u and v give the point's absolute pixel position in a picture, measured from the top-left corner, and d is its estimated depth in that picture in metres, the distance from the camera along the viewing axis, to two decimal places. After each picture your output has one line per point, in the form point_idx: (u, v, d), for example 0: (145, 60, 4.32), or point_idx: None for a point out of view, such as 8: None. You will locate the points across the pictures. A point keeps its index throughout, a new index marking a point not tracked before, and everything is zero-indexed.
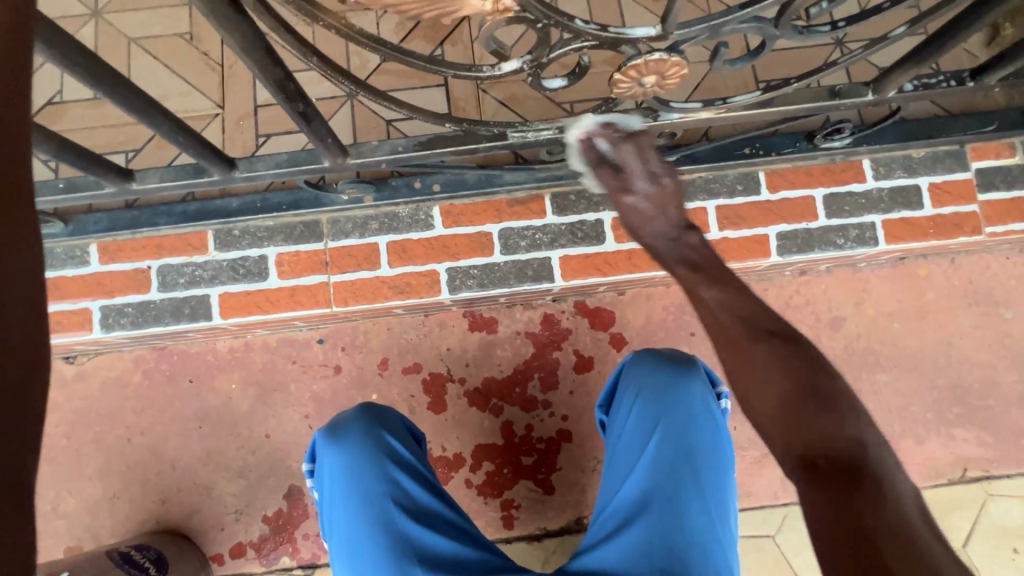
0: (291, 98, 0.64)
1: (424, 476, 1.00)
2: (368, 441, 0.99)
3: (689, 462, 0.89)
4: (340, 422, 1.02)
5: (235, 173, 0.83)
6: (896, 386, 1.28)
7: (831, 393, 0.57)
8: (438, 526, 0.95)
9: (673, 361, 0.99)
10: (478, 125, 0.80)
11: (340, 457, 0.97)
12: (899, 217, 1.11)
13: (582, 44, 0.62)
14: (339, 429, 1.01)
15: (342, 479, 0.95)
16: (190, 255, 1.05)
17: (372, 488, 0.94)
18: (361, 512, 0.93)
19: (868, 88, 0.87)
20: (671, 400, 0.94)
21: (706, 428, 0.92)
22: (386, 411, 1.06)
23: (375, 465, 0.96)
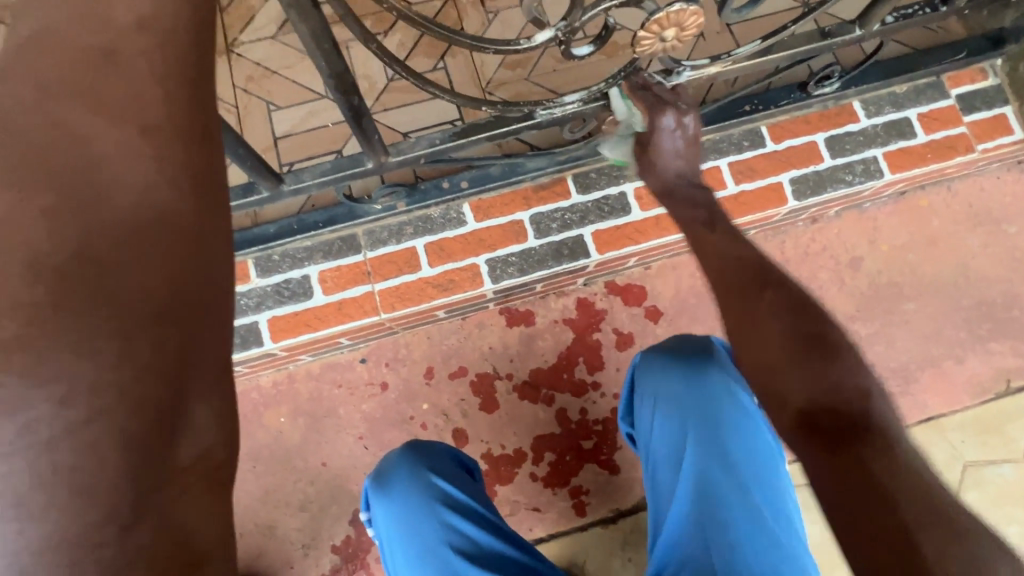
0: (347, 91, 0.67)
1: (482, 516, 0.97)
2: (415, 488, 0.96)
3: (731, 464, 0.89)
4: (384, 468, 1.00)
5: (283, 187, 0.86)
6: (925, 313, 1.32)
7: (835, 344, 0.67)
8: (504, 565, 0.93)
9: (687, 359, 0.98)
10: (509, 106, 0.85)
11: (391, 509, 0.95)
12: (897, 147, 1.17)
13: (611, 3, 0.67)
14: (384, 479, 0.98)
15: (398, 531, 0.94)
16: (234, 285, 1.06)
17: (429, 537, 0.93)
18: (426, 562, 0.92)
19: (855, 25, 0.94)
20: (696, 398, 0.94)
21: (738, 425, 0.92)
22: (431, 447, 1.03)
23: (427, 512, 0.94)
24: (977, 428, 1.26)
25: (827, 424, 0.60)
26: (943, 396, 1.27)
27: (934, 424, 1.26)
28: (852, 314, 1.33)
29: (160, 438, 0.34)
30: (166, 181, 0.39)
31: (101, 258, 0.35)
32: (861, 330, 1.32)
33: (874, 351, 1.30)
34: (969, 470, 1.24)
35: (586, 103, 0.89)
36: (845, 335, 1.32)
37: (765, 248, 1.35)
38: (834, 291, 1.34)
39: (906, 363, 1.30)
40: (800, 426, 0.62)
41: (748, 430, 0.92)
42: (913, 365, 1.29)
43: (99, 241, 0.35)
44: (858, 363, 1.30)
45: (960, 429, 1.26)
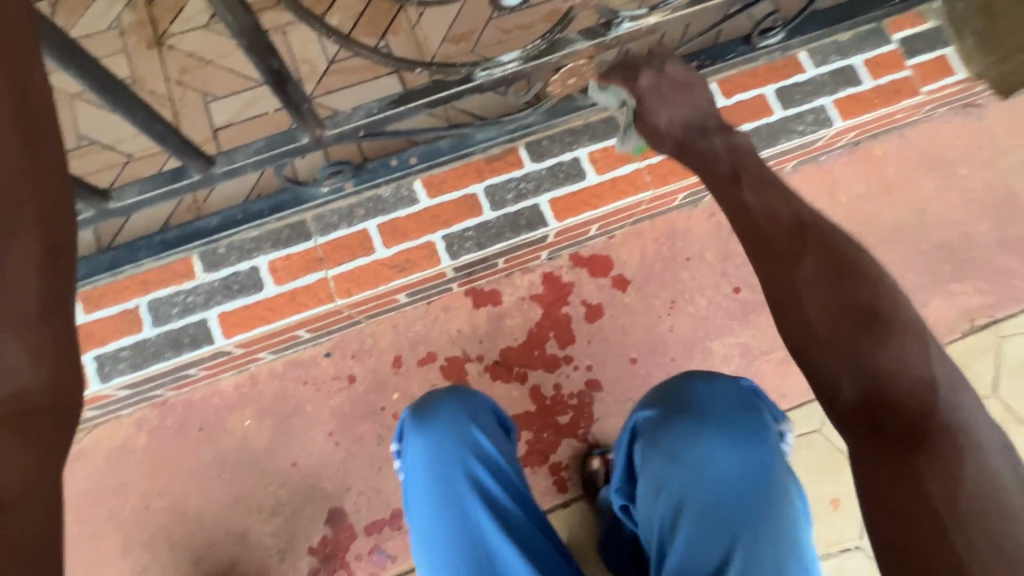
0: (263, 51, 0.63)
1: (510, 481, 0.91)
2: (453, 433, 0.91)
3: (751, 554, 0.75)
4: (429, 406, 0.95)
5: (215, 169, 0.81)
6: (888, 260, 1.33)
7: (888, 310, 0.55)
8: (516, 534, 0.86)
9: (722, 419, 0.85)
10: (446, 67, 0.82)
11: (426, 448, 0.90)
12: (845, 94, 1.18)
13: None
14: (427, 415, 0.94)
15: (424, 472, 0.88)
16: (178, 283, 1.01)
17: (458, 487, 0.87)
18: (440, 509, 0.86)
19: None
20: (722, 464, 0.82)
21: (768, 506, 0.79)
22: (476, 401, 0.98)
23: (464, 463, 0.88)
24: None
25: (892, 424, 0.50)
26: None
27: None
28: None
29: None
30: None
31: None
32: None
33: None
34: None
35: (527, 62, 0.87)
36: None
37: None
38: None
39: None
40: (859, 423, 0.52)
41: (783, 517, 0.78)
42: None
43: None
44: None
45: None
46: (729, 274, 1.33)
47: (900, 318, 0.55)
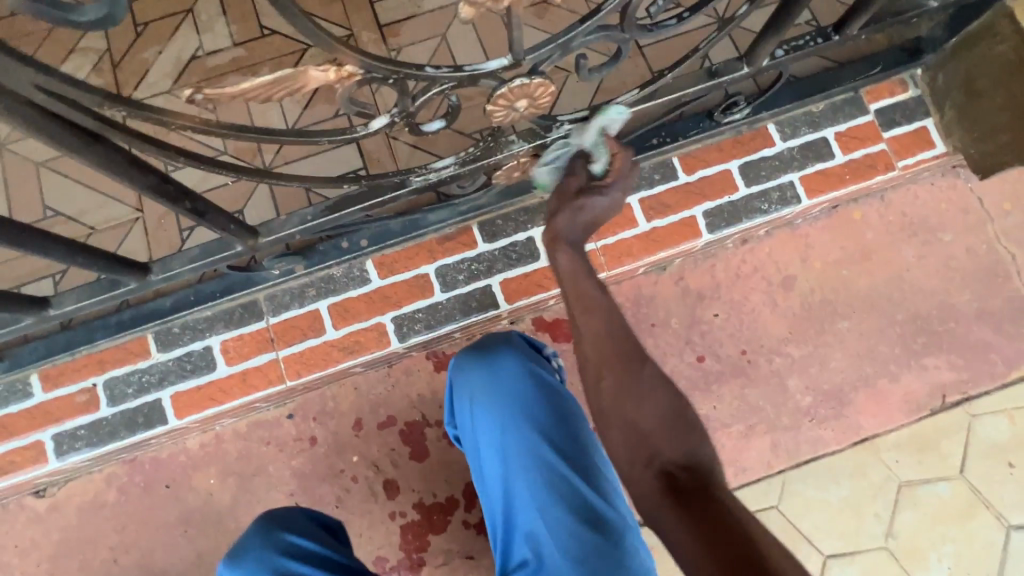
0: (174, 198, 0.64)
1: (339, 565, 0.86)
2: (264, 556, 0.85)
3: (552, 430, 0.86)
4: (238, 541, 0.89)
5: (151, 276, 0.83)
6: (860, 331, 1.30)
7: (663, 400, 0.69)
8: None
9: (487, 345, 0.95)
10: (377, 178, 0.81)
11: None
12: (814, 170, 1.13)
13: (443, 87, 0.63)
14: (237, 553, 0.87)
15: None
16: (134, 362, 1.04)
17: None
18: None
19: (742, 62, 0.90)
20: (500, 388, 0.90)
21: (552, 395, 0.90)
22: (290, 509, 0.92)
23: None
24: (912, 447, 1.25)
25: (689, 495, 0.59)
26: (878, 416, 1.26)
27: (869, 445, 1.25)
28: (786, 336, 1.31)
29: None
30: None
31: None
32: (794, 352, 1.29)
33: (808, 374, 1.28)
34: (904, 490, 1.23)
35: (464, 165, 0.86)
36: (778, 358, 1.30)
37: (693, 274, 1.32)
38: (765, 313, 1.32)
39: (840, 384, 1.28)
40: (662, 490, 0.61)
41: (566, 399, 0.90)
42: (847, 386, 1.27)
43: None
44: (791, 386, 1.28)
45: (895, 449, 1.25)
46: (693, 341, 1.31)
47: (689, 416, 0.68)
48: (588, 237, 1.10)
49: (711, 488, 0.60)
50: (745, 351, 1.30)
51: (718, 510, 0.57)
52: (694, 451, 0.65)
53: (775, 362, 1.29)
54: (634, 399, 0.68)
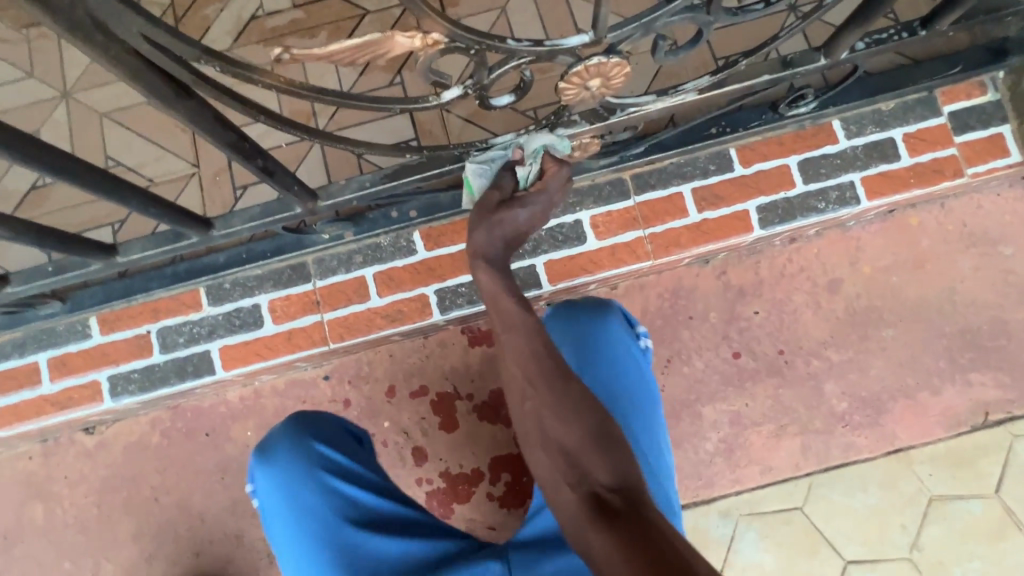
0: (247, 157, 0.65)
1: (366, 478, 0.94)
2: (297, 456, 0.92)
3: (623, 401, 0.90)
4: (268, 439, 0.96)
5: (213, 232, 0.85)
6: (905, 340, 1.27)
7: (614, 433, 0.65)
8: (387, 524, 0.89)
9: (584, 306, 1.00)
10: (438, 150, 0.81)
11: (270, 476, 0.91)
12: (877, 171, 1.10)
13: (520, 61, 0.63)
14: (268, 450, 0.94)
15: (279, 499, 0.90)
16: (186, 313, 1.07)
17: (309, 501, 0.89)
18: (306, 532, 0.87)
19: (820, 53, 0.86)
20: (595, 347, 0.95)
21: (631, 370, 0.94)
22: (321, 417, 0.99)
23: (308, 476, 0.90)
24: (948, 461, 1.22)
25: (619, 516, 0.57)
26: (915, 427, 1.24)
27: (902, 456, 1.23)
28: (826, 339, 1.28)
29: None
30: None
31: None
32: (833, 356, 1.27)
33: (846, 379, 1.26)
34: (935, 504, 1.21)
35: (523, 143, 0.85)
36: (816, 361, 1.28)
37: (737, 269, 1.30)
38: (808, 315, 1.29)
39: (879, 392, 1.25)
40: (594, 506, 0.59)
41: (643, 377, 0.94)
42: (886, 394, 1.25)
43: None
44: (828, 390, 1.26)
45: (929, 463, 1.23)
46: (731, 337, 1.29)
47: (615, 432, 0.66)
48: (637, 223, 1.09)
49: (633, 510, 0.57)
50: (783, 351, 1.28)
51: (650, 530, 0.54)
52: (626, 469, 0.63)
53: (813, 365, 1.27)
54: (549, 415, 0.67)
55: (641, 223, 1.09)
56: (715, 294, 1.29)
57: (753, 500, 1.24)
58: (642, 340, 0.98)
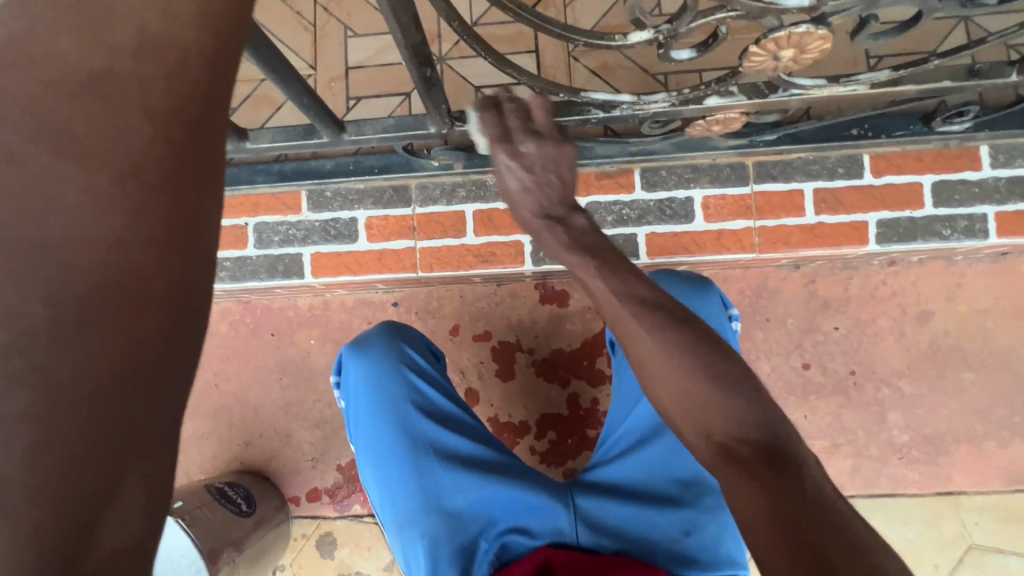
0: (422, 64, 0.63)
1: (445, 388, 1.06)
2: (391, 357, 1.04)
3: None
4: (365, 336, 1.06)
5: (343, 135, 0.84)
6: (984, 387, 1.23)
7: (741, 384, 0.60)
8: (455, 428, 1.02)
9: (684, 279, 1.00)
10: (591, 94, 0.79)
11: (364, 369, 1.03)
12: (1015, 209, 1.03)
13: (726, 14, 0.59)
14: (364, 344, 1.05)
15: (367, 390, 1.02)
16: (284, 213, 1.08)
17: (397, 396, 1.02)
18: (387, 419, 1.00)
19: (1013, 68, 0.80)
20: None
21: (719, 347, 0.95)
22: (410, 329, 1.10)
23: (397, 374, 1.03)
24: (997, 514, 1.21)
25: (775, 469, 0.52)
26: (972, 474, 1.22)
27: (951, 499, 1.22)
28: (902, 369, 1.25)
29: (82, 467, 0.30)
30: (141, 164, 0.34)
31: (44, 215, 0.32)
32: (906, 388, 1.24)
33: (913, 413, 1.24)
34: (973, 551, 1.20)
35: (673, 105, 0.82)
36: (886, 389, 1.25)
37: (827, 280, 1.26)
38: (889, 342, 1.25)
39: (943, 433, 1.23)
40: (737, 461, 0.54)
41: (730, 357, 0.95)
42: (950, 436, 1.23)
43: (66, 168, 0.33)
44: (891, 419, 1.24)
45: (977, 511, 1.21)
46: (804, 347, 1.26)
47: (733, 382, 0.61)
48: (749, 213, 1.05)
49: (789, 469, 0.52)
50: (854, 372, 1.25)
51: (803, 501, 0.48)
52: (762, 422, 0.57)
53: (882, 392, 1.25)
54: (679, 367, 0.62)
55: (753, 213, 1.06)
56: (799, 302, 1.26)
57: None
58: (733, 325, 0.98)
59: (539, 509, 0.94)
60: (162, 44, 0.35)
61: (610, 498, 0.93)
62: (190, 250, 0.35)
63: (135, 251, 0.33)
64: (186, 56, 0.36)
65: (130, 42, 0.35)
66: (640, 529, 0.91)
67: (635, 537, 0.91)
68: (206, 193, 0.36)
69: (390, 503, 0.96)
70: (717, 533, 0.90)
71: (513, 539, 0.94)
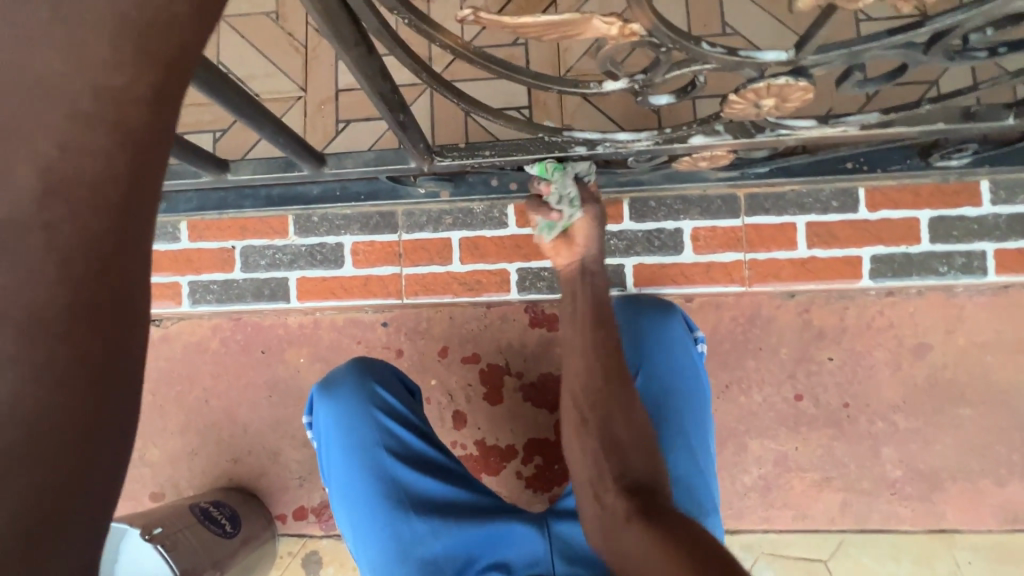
0: (394, 110, 0.63)
1: (416, 424, 1.04)
2: (359, 397, 1.02)
3: (673, 400, 0.91)
4: (332, 377, 1.05)
5: (324, 169, 0.84)
6: (981, 423, 1.20)
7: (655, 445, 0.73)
8: (426, 467, 1.00)
9: (649, 303, 0.99)
10: (573, 135, 0.77)
11: (332, 412, 1.01)
12: (1015, 247, 1.01)
13: (702, 66, 0.57)
14: (331, 386, 1.03)
15: (336, 431, 1.00)
16: (272, 238, 1.09)
17: (367, 439, 1.00)
18: (357, 463, 0.98)
19: (1010, 111, 0.78)
20: (655, 341, 0.95)
21: (686, 372, 0.93)
22: (377, 363, 1.07)
23: (367, 416, 1.01)
24: (991, 554, 1.18)
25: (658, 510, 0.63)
26: (966, 512, 1.19)
27: (944, 537, 1.19)
28: (897, 403, 1.22)
29: None
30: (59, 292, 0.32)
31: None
32: (901, 422, 1.21)
33: (907, 448, 1.21)
34: None
35: (657, 144, 0.80)
36: (880, 423, 1.22)
37: (822, 310, 1.24)
38: (885, 374, 1.22)
39: (938, 469, 1.20)
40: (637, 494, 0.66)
41: (695, 381, 0.94)
42: (945, 473, 1.20)
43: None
44: (884, 454, 1.21)
45: (971, 550, 1.19)
46: (797, 378, 1.24)
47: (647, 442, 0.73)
48: (738, 245, 1.03)
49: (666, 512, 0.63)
50: (847, 405, 1.23)
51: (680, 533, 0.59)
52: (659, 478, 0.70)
53: (876, 426, 1.22)
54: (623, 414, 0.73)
55: (743, 246, 1.04)
56: (793, 331, 1.24)
57: (777, 541, 1.22)
58: (698, 346, 0.97)
59: (513, 542, 0.93)
60: (79, 185, 0.33)
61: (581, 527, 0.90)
62: (116, 371, 0.34)
63: (46, 414, 0.31)
64: (102, 192, 0.33)
65: (34, 187, 0.32)
66: None
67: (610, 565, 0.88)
68: (130, 314, 0.35)
69: (364, 545, 0.96)
70: None
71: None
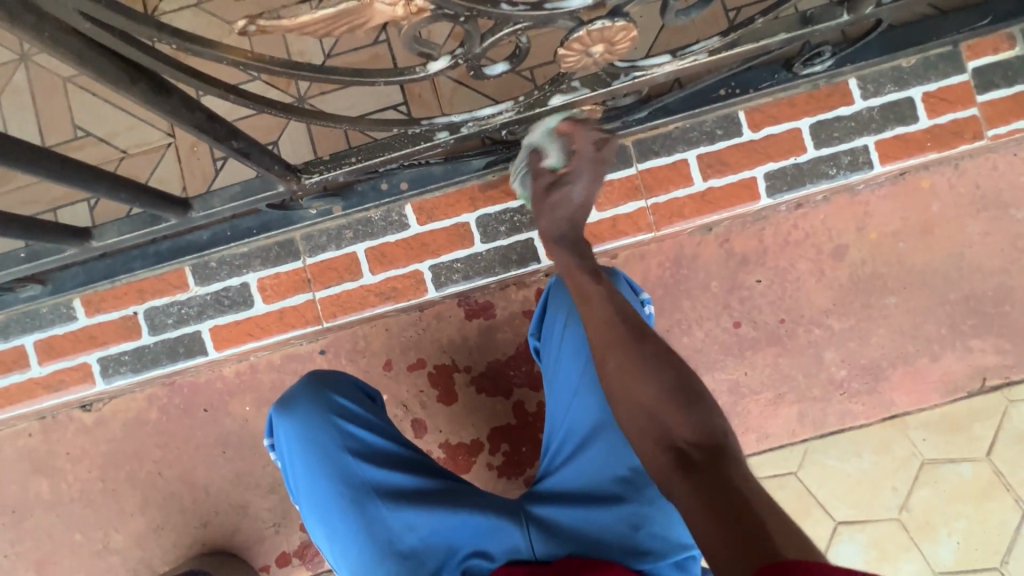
0: (223, 139, 0.61)
1: (380, 426, 1.02)
2: (318, 407, 0.99)
3: None
4: (290, 394, 1.02)
5: (192, 213, 0.81)
6: (906, 308, 1.25)
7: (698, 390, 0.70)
8: (397, 464, 0.99)
9: None
10: (433, 125, 0.75)
11: (293, 428, 0.98)
12: (892, 134, 1.05)
13: (515, 27, 0.56)
14: (288, 403, 1.00)
15: (298, 447, 0.97)
16: (173, 293, 1.05)
17: (331, 448, 0.97)
18: (323, 473, 0.96)
19: (843, 8, 0.79)
20: None
21: None
22: (337, 376, 1.05)
23: (328, 426, 0.98)
24: (942, 427, 1.24)
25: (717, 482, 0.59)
26: (912, 394, 1.24)
27: (897, 422, 1.25)
28: (828, 307, 1.26)
29: None
30: None
31: None
32: (835, 324, 1.26)
33: (847, 347, 1.25)
34: (927, 467, 1.24)
35: (521, 112, 0.79)
36: (817, 330, 1.26)
37: (740, 236, 1.26)
38: (811, 283, 1.26)
39: (878, 359, 1.25)
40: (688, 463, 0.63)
41: None
42: (886, 361, 1.25)
43: None
44: (827, 358, 1.26)
45: (923, 428, 1.25)
46: (732, 307, 1.26)
47: (698, 388, 0.70)
48: (639, 193, 1.05)
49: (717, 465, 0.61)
50: (784, 320, 1.26)
51: (721, 485, 0.58)
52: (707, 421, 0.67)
53: (813, 333, 1.26)
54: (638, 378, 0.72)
55: (643, 193, 1.05)
56: (717, 263, 1.25)
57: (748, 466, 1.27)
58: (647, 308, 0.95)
59: (494, 532, 0.92)
60: None
61: (561, 507, 0.91)
62: None
63: None
64: None
65: None
66: (594, 529, 0.89)
67: (592, 540, 0.89)
68: None
69: (343, 556, 0.93)
70: (666, 521, 0.88)
71: (475, 563, 0.91)
